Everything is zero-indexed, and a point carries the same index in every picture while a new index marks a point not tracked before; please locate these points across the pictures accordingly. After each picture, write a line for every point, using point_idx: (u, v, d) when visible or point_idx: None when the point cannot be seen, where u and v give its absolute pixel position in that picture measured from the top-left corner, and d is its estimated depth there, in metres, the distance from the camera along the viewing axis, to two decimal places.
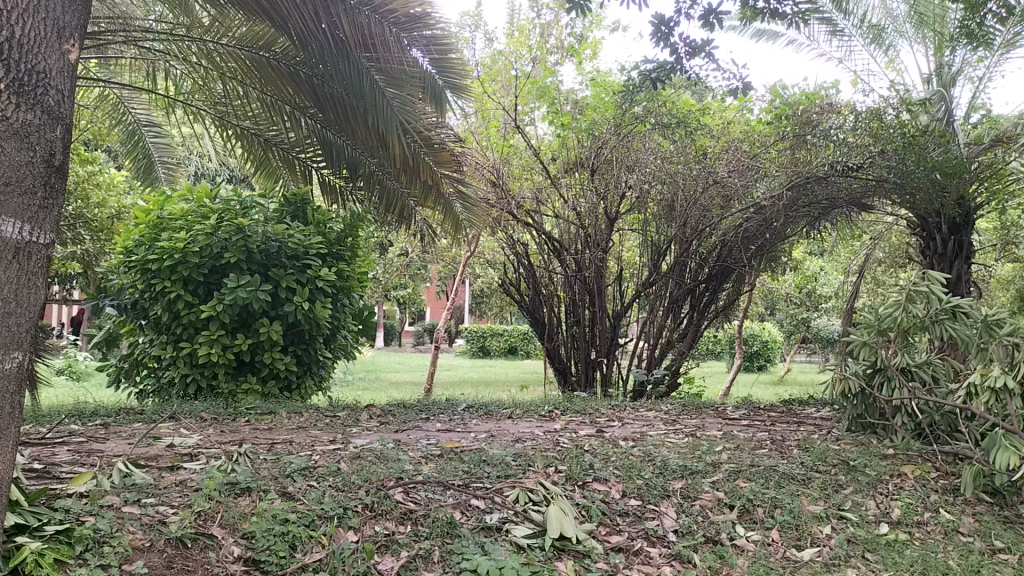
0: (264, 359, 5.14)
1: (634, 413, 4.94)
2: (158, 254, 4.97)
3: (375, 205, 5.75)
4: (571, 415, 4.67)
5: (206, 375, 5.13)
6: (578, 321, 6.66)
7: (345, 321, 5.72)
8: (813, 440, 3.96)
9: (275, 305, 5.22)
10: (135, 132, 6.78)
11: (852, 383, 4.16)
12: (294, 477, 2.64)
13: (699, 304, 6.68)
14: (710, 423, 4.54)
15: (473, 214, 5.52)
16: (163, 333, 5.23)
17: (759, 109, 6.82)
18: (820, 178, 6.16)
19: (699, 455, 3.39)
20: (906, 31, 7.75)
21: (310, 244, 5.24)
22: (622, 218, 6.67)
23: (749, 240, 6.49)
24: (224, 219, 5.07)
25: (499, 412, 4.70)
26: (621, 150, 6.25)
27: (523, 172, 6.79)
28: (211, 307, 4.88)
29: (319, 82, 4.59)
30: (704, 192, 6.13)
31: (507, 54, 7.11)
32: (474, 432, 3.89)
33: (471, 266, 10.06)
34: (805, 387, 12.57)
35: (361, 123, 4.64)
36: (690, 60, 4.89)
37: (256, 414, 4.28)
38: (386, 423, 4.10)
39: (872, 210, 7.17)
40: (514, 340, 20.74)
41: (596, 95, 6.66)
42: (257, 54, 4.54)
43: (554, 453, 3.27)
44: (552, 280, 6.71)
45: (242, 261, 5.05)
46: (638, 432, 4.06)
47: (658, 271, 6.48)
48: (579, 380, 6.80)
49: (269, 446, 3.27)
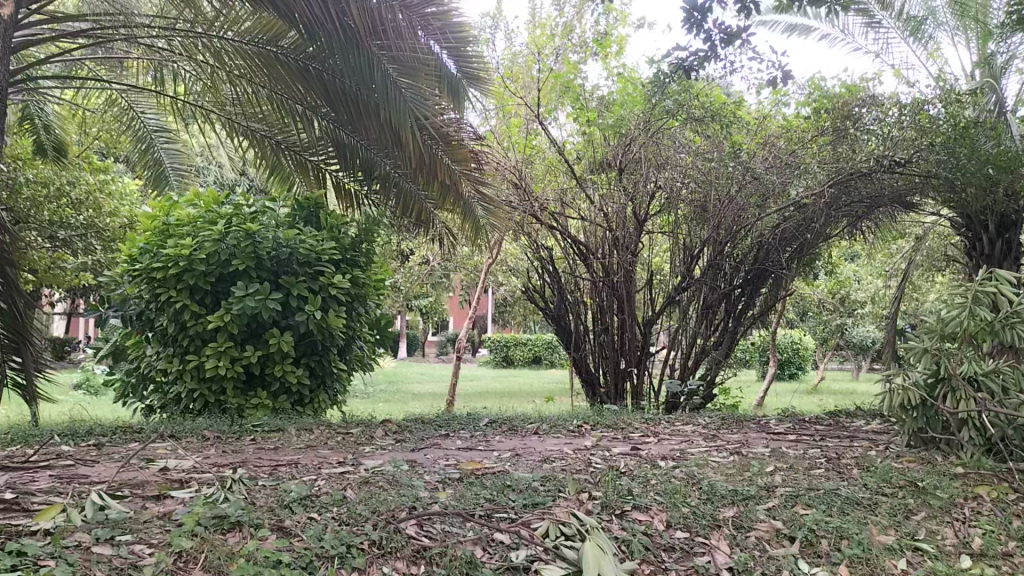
0: (274, 372, 4.83)
1: (670, 427, 4.60)
2: (163, 261, 4.70)
3: (391, 208, 5.45)
4: (602, 430, 4.34)
5: (213, 390, 4.82)
6: (607, 329, 6.30)
7: (360, 331, 5.41)
8: (872, 458, 3.58)
9: (286, 315, 4.93)
10: (144, 138, 6.58)
11: (913, 394, 3.77)
12: (293, 508, 2.33)
13: (735, 309, 6.30)
14: (754, 439, 4.18)
15: (494, 217, 5.19)
16: (169, 345, 4.94)
17: (797, 103, 6.44)
18: (864, 174, 5.81)
19: (749, 478, 3.04)
20: (946, 21, 7.38)
21: (322, 249, 4.96)
22: (651, 221, 6.33)
23: (788, 241, 6.12)
24: (233, 224, 4.81)
25: (524, 427, 4.37)
26: (652, 147, 5.90)
27: (547, 173, 6.39)
28: (218, 317, 4.61)
29: (330, 77, 4.31)
30: (741, 190, 5.77)
31: (529, 51, 6.83)
32: (497, 450, 3.56)
33: (495, 273, 9.75)
34: (840, 396, 12.11)
35: (375, 120, 4.33)
36: (725, 48, 4.54)
37: (263, 431, 3.98)
38: (402, 440, 3.78)
39: (916, 209, 6.78)
40: (539, 350, 20.41)
41: (625, 90, 6.34)
42: (263, 48, 4.27)
43: (587, 476, 2.94)
44: (577, 285, 6.37)
45: (252, 268, 4.77)
46: (676, 449, 3.72)
47: (691, 275, 6.11)
48: (608, 393, 6.41)
49: (271, 470, 2.96)
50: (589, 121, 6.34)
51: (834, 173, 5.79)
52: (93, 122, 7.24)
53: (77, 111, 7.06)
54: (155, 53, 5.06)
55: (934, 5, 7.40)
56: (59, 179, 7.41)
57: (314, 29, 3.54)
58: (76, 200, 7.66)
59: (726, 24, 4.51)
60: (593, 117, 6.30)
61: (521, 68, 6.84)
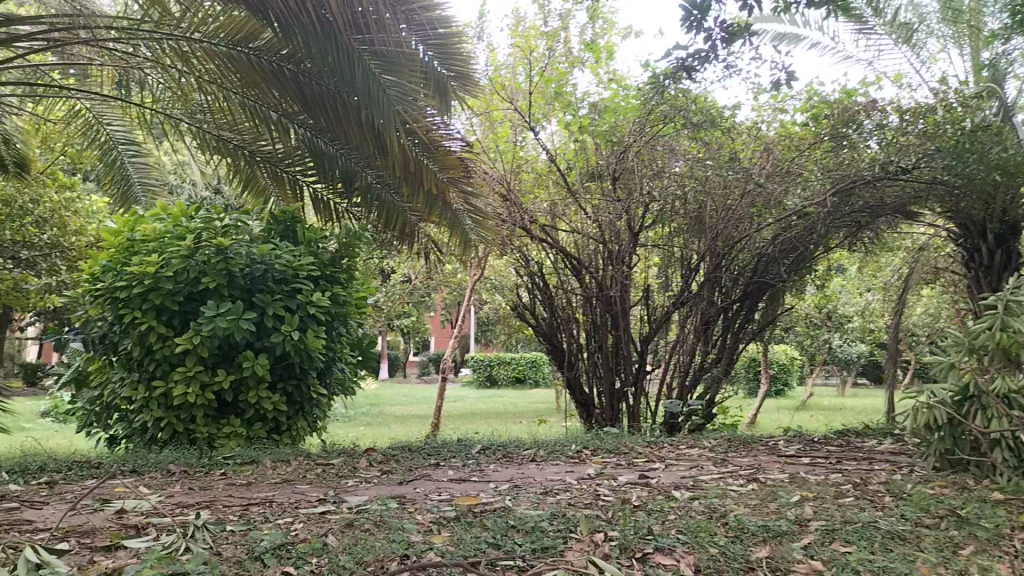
0: (247, 398, 4.46)
1: (674, 451, 4.31)
2: (126, 279, 4.37)
3: (373, 221, 5.12)
4: (603, 456, 4.04)
5: (182, 419, 4.46)
6: (601, 347, 5.99)
7: (342, 352, 5.05)
8: (902, 484, 3.30)
9: (261, 336, 4.58)
10: (111, 150, 6.24)
11: (940, 413, 3.55)
12: (265, 561, 1.99)
13: (733, 325, 6.02)
14: (768, 464, 3.89)
15: (484, 230, 4.89)
16: (134, 371, 4.58)
17: (795, 108, 6.16)
18: (867, 182, 5.57)
19: (777, 510, 2.74)
20: (940, 29, 7.21)
21: (301, 265, 4.63)
22: (644, 234, 6.07)
23: (787, 253, 5.86)
24: (203, 239, 4.48)
25: (520, 453, 4.05)
26: (647, 157, 5.63)
27: (535, 183, 6.12)
28: (187, 339, 4.27)
29: (306, 79, 4.01)
30: (742, 199, 5.57)
31: (516, 57, 6.57)
32: (494, 482, 3.25)
33: (479, 291, 9.46)
34: (833, 413, 11.82)
35: (356, 125, 4.02)
36: (727, 47, 4.27)
37: (235, 464, 3.63)
38: (389, 471, 3.46)
39: (916, 219, 6.55)
40: (524, 369, 20.05)
41: (616, 97, 6.14)
42: (234, 49, 3.97)
43: (598, 512, 2.63)
44: (569, 302, 6.07)
45: (223, 286, 4.45)
46: (687, 477, 3.42)
47: (689, 289, 5.82)
48: (603, 414, 6.09)
49: (241, 511, 2.63)
50: (580, 129, 6.13)
51: (836, 183, 5.57)
52: (57, 136, 6.91)
53: (40, 125, 6.73)
54: (119, 60, 4.75)
55: (926, 12, 7.23)
56: (21, 196, 7.04)
57: (290, 23, 3.26)
58: (39, 218, 7.28)
59: (728, 22, 4.23)
60: (585, 124, 6.08)
61: (508, 76, 6.55)
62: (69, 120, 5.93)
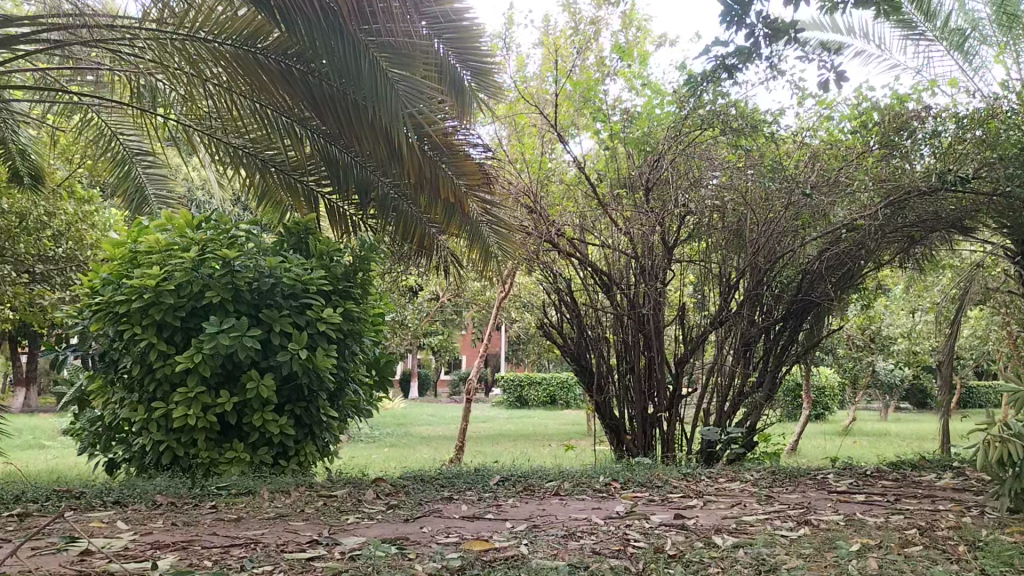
0: (251, 421, 4.16)
1: (712, 485, 3.92)
2: (127, 293, 4.12)
3: (390, 233, 4.83)
4: (634, 490, 3.67)
5: (182, 442, 4.16)
6: (633, 368, 5.61)
7: (355, 372, 4.72)
8: (977, 530, 2.89)
9: (267, 354, 4.29)
10: (125, 163, 6.02)
11: (1016, 447, 3.14)
12: None
13: (776, 346, 5.60)
14: (819, 503, 3.49)
15: (506, 243, 4.55)
16: (135, 391, 4.30)
17: (842, 115, 5.74)
18: (923, 193, 5.15)
19: (837, 563, 2.36)
20: (991, 36, 6.73)
21: (311, 279, 4.34)
22: (679, 249, 5.69)
23: (834, 269, 5.45)
24: (208, 251, 4.21)
25: (542, 486, 3.69)
26: (682, 167, 5.31)
27: (565, 196, 5.81)
28: (187, 357, 4.00)
29: (315, 79, 3.75)
30: (786, 211, 5.17)
31: (545, 62, 6.23)
32: (511, 521, 2.90)
33: (507, 309, 9.16)
34: (878, 440, 11.28)
35: (366, 128, 3.73)
36: (771, 44, 3.92)
37: (228, 495, 3.32)
38: (396, 506, 3.13)
39: (972, 234, 6.10)
40: (554, 389, 19.68)
41: (650, 105, 5.72)
42: (241, 47, 3.70)
43: (625, 563, 2.27)
44: (598, 320, 5.70)
45: (228, 301, 4.18)
46: (728, 518, 3.04)
47: (728, 308, 5.41)
48: (636, 441, 5.68)
49: (218, 555, 2.32)
50: (611, 136, 5.71)
51: (886, 197, 5.20)
52: (74, 148, 6.71)
53: (57, 137, 6.59)
54: (129, 65, 4.55)
55: (977, 18, 6.76)
56: (36, 209, 6.90)
57: (292, 17, 3.02)
58: (56, 231, 7.14)
59: (771, 17, 3.88)
60: (616, 131, 5.66)
61: (535, 87, 6.21)
62: (81, 131, 5.71)
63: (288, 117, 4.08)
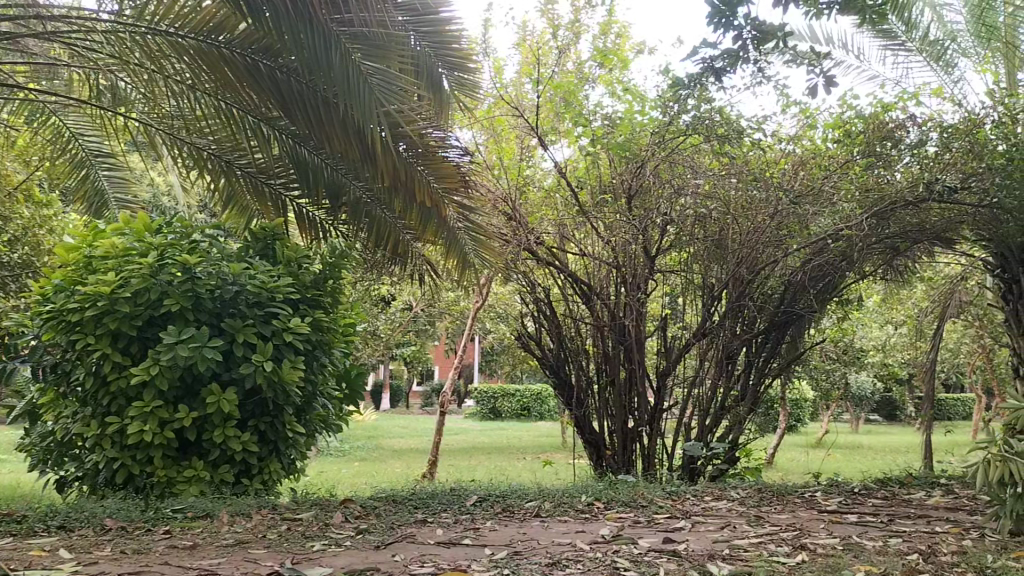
0: (211, 438, 3.92)
1: (698, 504, 3.75)
2: (80, 301, 3.87)
3: (363, 240, 4.62)
4: (618, 511, 3.49)
5: (138, 460, 3.91)
6: (612, 381, 5.44)
7: (324, 384, 4.49)
8: (981, 555, 2.74)
9: (230, 367, 4.06)
10: (83, 163, 5.74)
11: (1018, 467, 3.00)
12: None
13: (758, 359, 5.46)
14: (812, 524, 3.32)
15: (484, 250, 4.36)
16: (88, 405, 4.05)
17: (826, 124, 5.58)
18: (908, 204, 4.92)
19: None
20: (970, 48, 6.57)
21: (277, 287, 4.13)
22: (659, 259, 5.54)
23: (817, 281, 5.32)
24: (167, 256, 3.97)
25: (522, 506, 3.49)
26: (666, 174, 5.17)
27: (544, 204, 5.63)
28: (143, 369, 3.76)
29: (284, 75, 3.54)
30: (770, 220, 5.04)
31: (523, 66, 6.06)
32: (490, 547, 2.70)
33: (482, 319, 8.98)
34: (853, 453, 11.20)
35: (338, 127, 3.52)
36: (758, 48, 3.76)
37: (184, 519, 3.08)
38: (366, 530, 2.92)
39: (953, 246, 6.02)
40: (527, 401, 19.46)
41: (631, 112, 5.52)
42: (203, 41, 3.47)
43: None
44: (577, 330, 5.53)
45: (188, 310, 3.95)
46: (719, 543, 2.87)
47: (710, 319, 5.27)
48: (615, 456, 5.50)
49: None
50: (593, 141, 5.51)
51: (870, 206, 5.01)
52: (30, 149, 6.41)
53: (12, 137, 6.29)
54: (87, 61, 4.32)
55: (955, 30, 6.61)
56: None
57: (259, 6, 2.82)
58: (11, 236, 6.83)
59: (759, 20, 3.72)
60: (598, 135, 5.47)
61: (513, 92, 5.96)
62: (36, 130, 5.43)
63: (254, 116, 3.86)
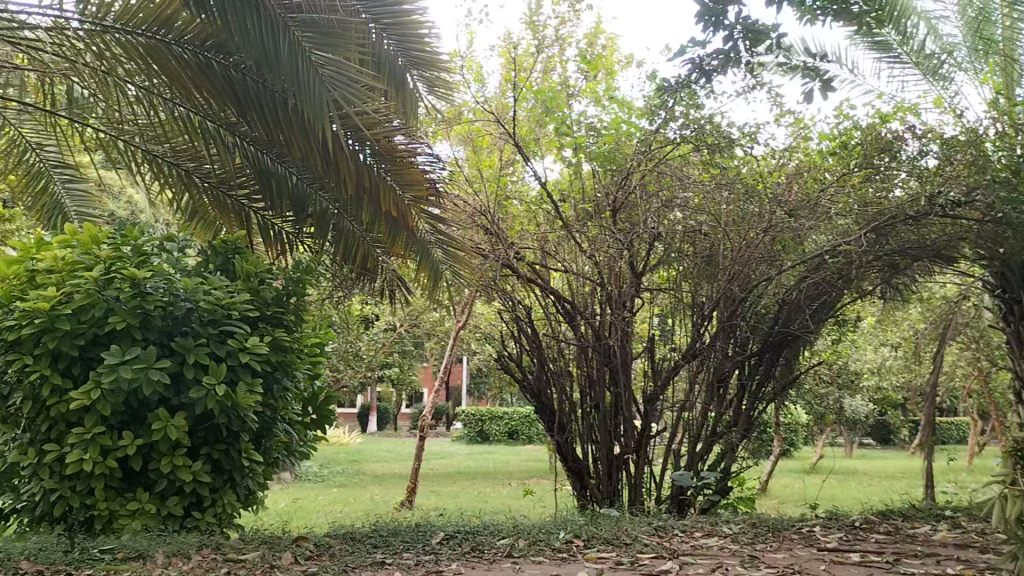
0: (158, 467, 3.61)
1: (687, 541, 3.45)
2: (17, 318, 3.57)
3: (331, 255, 4.33)
4: (598, 550, 3.18)
5: (78, 491, 3.59)
6: (596, 406, 5.14)
7: (287, 409, 4.18)
8: None
9: (181, 390, 3.75)
10: (40, 176, 5.38)
11: None
12: None
13: (751, 383, 5.17)
14: (811, 566, 3.02)
15: (458, 265, 4.07)
16: (27, 431, 3.73)
17: (822, 135, 5.34)
18: (911, 219, 4.61)
19: None
20: (968, 60, 6.25)
21: (233, 302, 3.83)
22: (647, 277, 5.26)
23: (811, 300, 5.04)
24: (114, 270, 3.67)
25: (493, 544, 3.18)
26: (652, 185, 4.90)
27: (526, 218, 5.36)
28: (83, 392, 3.45)
29: (238, 75, 3.25)
30: (763, 235, 4.78)
31: (505, 75, 5.82)
32: None
33: (467, 340, 8.68)
34: (849, 480, 10.88)
35: (296, 131, 3.24)
36: (753, 50, 3.49)
37: (112, 560, 2.77)
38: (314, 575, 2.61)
39: (954, 266, 5.75)
40: (516, 424, 19.06)
41: (616, 121, 5.28)
42: (153, 37, 3.18)
43: None
44: (560, 352, 5.24)
45: (136, 328, 3.65)
46: None
47: (700, 340, 4.98)
48: (600, 486, 5.19)
49: None
50: (576, 151, 5.25)
51: (869, 221, 4.71)
52: None
53: None
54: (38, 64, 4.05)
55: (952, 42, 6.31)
56: None
57: None
58: None
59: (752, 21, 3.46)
60: (582, 145, 5.24)
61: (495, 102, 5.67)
62: None
63: (213, 121, 3.56)
